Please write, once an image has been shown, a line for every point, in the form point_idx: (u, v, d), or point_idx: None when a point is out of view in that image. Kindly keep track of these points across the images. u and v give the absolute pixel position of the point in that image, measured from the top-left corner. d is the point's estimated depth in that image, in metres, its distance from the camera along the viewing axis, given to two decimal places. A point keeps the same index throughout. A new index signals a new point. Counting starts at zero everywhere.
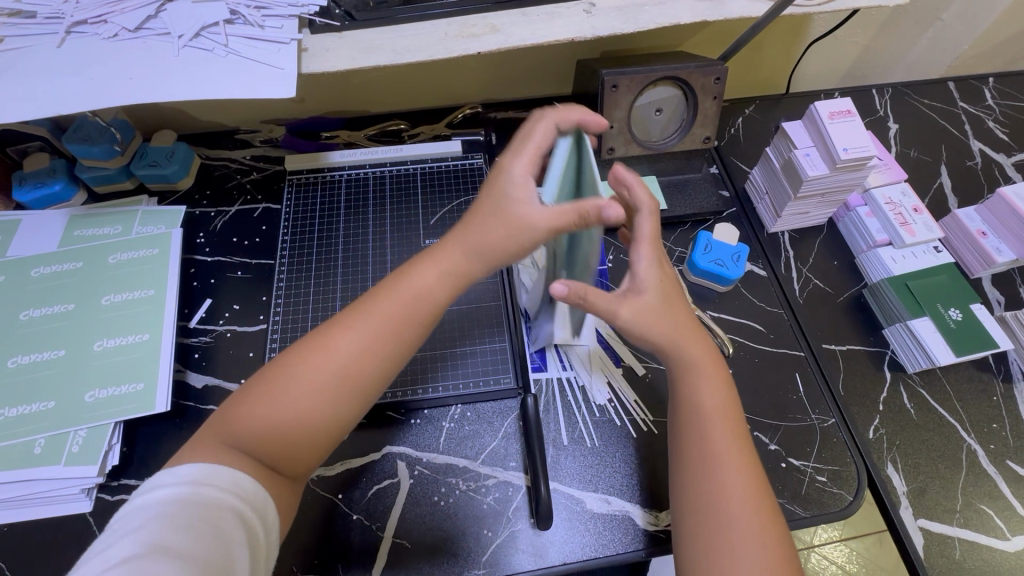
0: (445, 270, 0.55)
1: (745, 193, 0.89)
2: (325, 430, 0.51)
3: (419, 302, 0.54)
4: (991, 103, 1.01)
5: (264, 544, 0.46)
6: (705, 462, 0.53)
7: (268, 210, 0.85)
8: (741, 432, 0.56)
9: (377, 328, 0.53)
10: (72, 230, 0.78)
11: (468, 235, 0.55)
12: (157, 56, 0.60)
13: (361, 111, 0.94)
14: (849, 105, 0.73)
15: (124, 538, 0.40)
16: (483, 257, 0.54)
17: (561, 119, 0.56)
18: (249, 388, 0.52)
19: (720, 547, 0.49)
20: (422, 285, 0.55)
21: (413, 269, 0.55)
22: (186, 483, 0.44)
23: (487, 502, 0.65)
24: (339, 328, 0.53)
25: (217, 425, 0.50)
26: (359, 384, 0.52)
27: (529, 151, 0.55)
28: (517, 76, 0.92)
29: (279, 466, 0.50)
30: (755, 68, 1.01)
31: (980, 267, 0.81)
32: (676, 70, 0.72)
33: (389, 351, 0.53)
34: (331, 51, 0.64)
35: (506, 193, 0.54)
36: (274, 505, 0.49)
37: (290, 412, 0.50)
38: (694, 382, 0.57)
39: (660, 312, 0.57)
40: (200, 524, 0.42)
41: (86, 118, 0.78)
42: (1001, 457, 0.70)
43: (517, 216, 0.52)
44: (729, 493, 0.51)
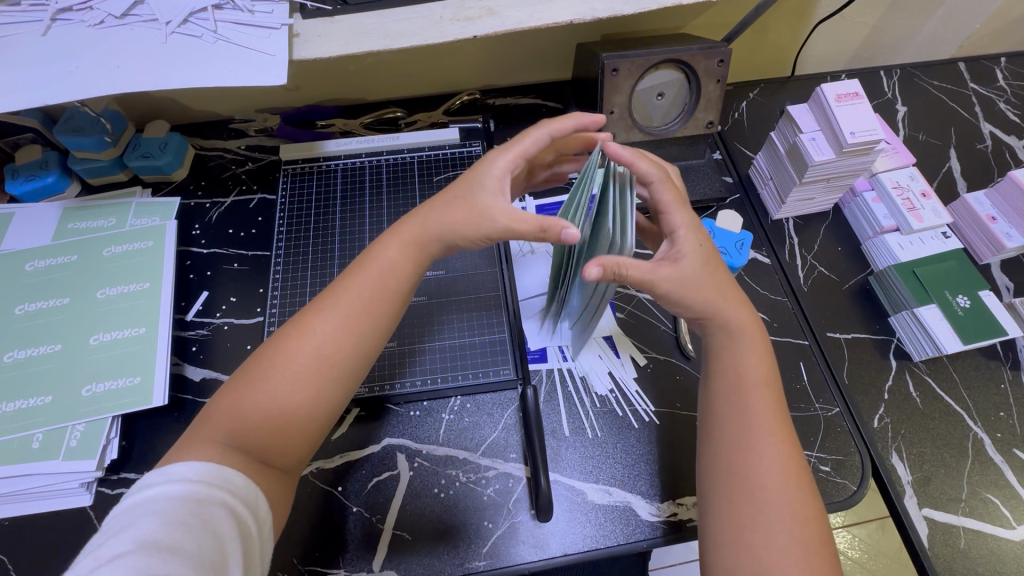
0: (410, 245, 0.57)
1: (748, 179, 0.87)
2: (311, 415, 0.52)
3: (388, 277, 0.56)
4: (1003, 84, 0.98)
5: (257, 541, 0.45)
6: (746, 440, 0.52)
7: (264, 201, 0.84)
8: (782, 410, 0.54)
9: (351, 309, 0.54)
10: (65, 223, 0.77)
11: (430, 214, 0.57)
12: (144, 43, 0.58)
13: (356, 99, 0.92)
14: (856, 88, 0.71)
15: (115, 537, 0.40)
16: (450, 237, 0.56)
17: (554, 128, 0.56)
18: (230, 384, 0.52)
19: (754, 532, 0.48)
20: (391, 261, 0.57)
21: (375, 251, 0.57)
22: (177, 481, 0.44)
23: (487, 494, 0.65)
24: (313, 313, 0.54)
25: (202, 424, 0.50)
26: (339, 366, 0.53)
27: (515, 151, 0.56)
28: (514, 60, 0.90)
29: (269, 459, 0.50)
30: (760, 51, 0.98)
31: (989, 252, 0.79)
32: (678, 53, 0.70)
33: (367, 332, 0.54)
34: (323, 37, 0.63)
35: (480, 184, 0.55)
36: (266, 499, 0.49)
37: (275, 401, 0.50)
38: (738, 354, 0.56)
39: (703, 281, 0.55)
40: (191, 520, 0.41)
41: (77, 108, 0.77)
42: (1008, 445, 0.69)
43: (482, 205, 0.54)
44: (768, 475, 0.50)
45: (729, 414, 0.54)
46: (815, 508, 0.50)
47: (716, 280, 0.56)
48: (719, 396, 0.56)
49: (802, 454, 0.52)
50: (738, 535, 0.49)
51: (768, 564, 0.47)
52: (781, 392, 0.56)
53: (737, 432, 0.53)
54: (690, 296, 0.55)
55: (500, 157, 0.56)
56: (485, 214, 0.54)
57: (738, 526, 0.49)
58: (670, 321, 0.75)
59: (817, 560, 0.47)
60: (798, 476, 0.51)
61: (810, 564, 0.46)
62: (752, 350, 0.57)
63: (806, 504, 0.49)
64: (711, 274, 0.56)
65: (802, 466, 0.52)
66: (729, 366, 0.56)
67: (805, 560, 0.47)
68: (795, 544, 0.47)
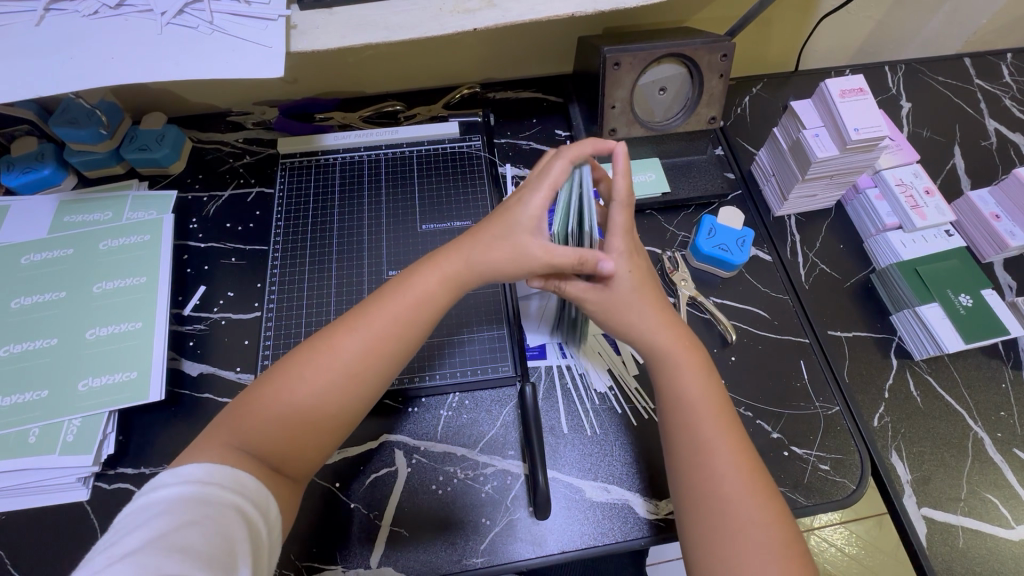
0: (453, 282, 0.56)
1: (750, 174, 0.87)
2: (331, 425, 0.52)
3: (422, 308, 0.55)
4: (1008, 80, 0.97)
5: (265, 544, 0.45)
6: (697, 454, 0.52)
7: (261, 195, 0.83)
8: (731, 420, 0.54)
9: (380, 327, 0.54)
10: (61, 216, 0.77)
11: (470, 251, 0.56)
12: (140, 35, 0.57)
13: (355, 92, 0.92)
14: (861, 84, 0.70)
15: (127, 536, 0.39)
16: (487, 273, 0.56)
17: (573, 157, 0.53)
18: (253, 391, 0.52)
19: (725, 544, 0.48)
20: (427, 291, 0.56)
21: (412, 278, 0.56)
22: (189, 482, 0.43)
23: (485, 491, 0.64)
24: (342, 329, 0.54)
25: (219, 427, 0.50)
26: (365, 381, 0.53)
27: (547, 184, 0.53)
28: (515, 53, 0.89)
29: (284, 466, 0.50)
30: (764, 45, 0.97)
31: (992, 251, 0.78)
32: (682, 47, 0.70)
33: (393, 350, 0.54)
34: (322, 29, 0.61)
35: (512, 223, 0.55)
36: (275, 503, 0.48)
37: (297, 410, 0.51)
38: (669, 368, 0.57)
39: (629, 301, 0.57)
40: (202, 520, 0.41)
41: (73, 100, 0.76)
42: (1008, 445, 0.69)
43: (519, 244, 0.54)
44: (725, 484, 0.50)
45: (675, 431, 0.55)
46: (781, 512, 0.50)
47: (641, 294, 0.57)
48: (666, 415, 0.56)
49: (756, 457, 0.52)
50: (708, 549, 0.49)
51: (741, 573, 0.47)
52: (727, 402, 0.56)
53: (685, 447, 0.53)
54: (621, 317, 0.58)
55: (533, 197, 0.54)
56: (526, 253, 0.53)
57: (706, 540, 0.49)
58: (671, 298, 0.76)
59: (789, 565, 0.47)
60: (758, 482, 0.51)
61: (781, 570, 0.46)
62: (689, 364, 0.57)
63: (770, 508, 0.49)
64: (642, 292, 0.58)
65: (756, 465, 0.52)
66: (663, 380, 0.57)
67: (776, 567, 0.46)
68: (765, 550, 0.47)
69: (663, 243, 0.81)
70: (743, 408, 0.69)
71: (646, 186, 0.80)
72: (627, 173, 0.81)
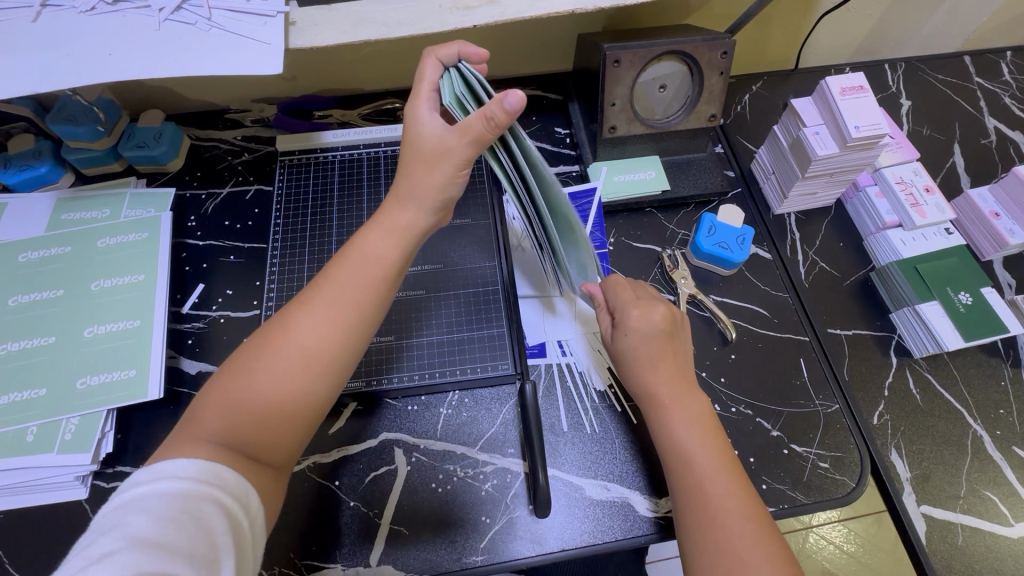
0: (390, 226, 0.55)
1: (750, 172, 0.86)
2: (299, 407, 0.51)
3: (374, 267, 0.55)
4: (1008, 78, 0.97)
5: (249, 536, 0.45)
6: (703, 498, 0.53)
7: (260, 192, 0.83)
8: (734, 462, 0.55)
9: (335, 302, 0.53)
10: (58, 214, 0.76)
11: (397, 188, 0.55)
12: (137, 32, 0.57)
13: (354, 90, 0.91)
14: (861, 81, 0.70)
15: (106, 535, 0.39)
16: (421, 201, 0.55)
17: (441, 55, 0.54)
18: (217, 382, 0.51)
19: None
20: (374, 247, 0.55)
21: (359, 238, 0.56)
22: (167, 478, 0.43)
23: (485, 489, 0.64)
24: (297, 309, 0.53)
25: (191, 422, 0.49)
26: (326, 359, 0.52)
27: (424, 91, 0.54)
28: (515, 51, 0.88)
29: (261, 455, 0.49)
30: (764, 43, 0.97)
31: (992, 249, 0.78)
32: (682, 45, 0.69)
33: (352, 322, 0.53)
34: (320, 26, 0.61)
35: (417, 141, 0.54)
36: (257, 495, 0.47)
37: (260, 395, 0.50)
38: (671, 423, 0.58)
39: (645, 353, 0.61)
40: (182, 518, 0.41)
41: (70, 97, 0.75)
42: (1007, 443, 0.69)
43: (434, 150, 0.52)
44: (733, 524, 0.50)
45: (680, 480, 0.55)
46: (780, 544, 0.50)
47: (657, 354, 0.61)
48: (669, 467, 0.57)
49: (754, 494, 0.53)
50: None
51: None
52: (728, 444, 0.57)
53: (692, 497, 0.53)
54: (636, 367, 0.62)
55: (421, 105, 0.53)
56: (451, 151, 0.51)
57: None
58: (670, 295, 0.76)
59: None
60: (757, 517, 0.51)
61: None
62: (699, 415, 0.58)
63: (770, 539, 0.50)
64: (660, 350, 0.61)
65: (757, 507, 0.52)
66: (666, 436, 0.58)
67: None
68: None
69: (662, 241, 0.80)
70: (743, 406, 0.69)
71: (646, 184, 0.81)
72: (627, 170, 0.82)
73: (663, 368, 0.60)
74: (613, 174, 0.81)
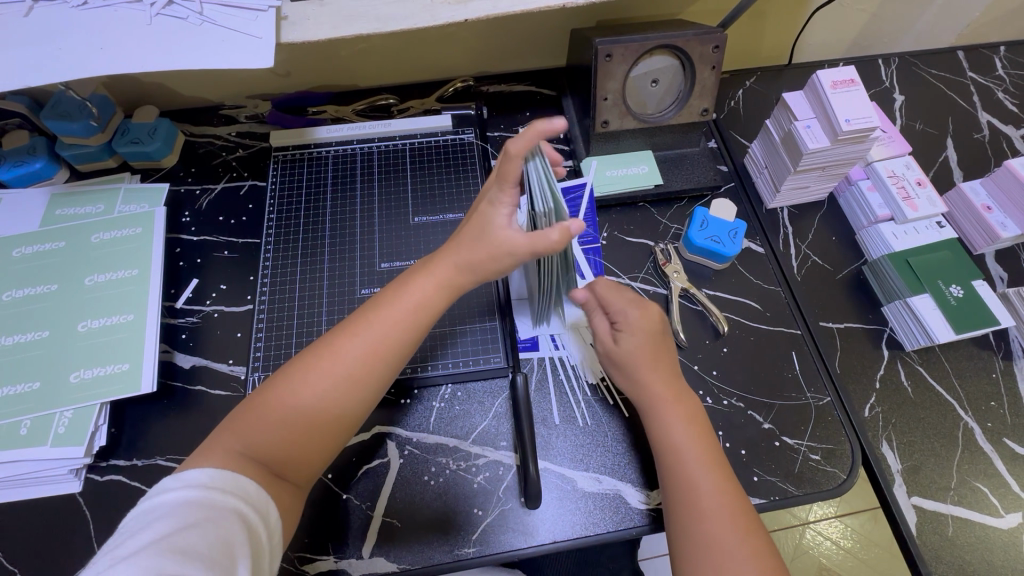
0: (443, 282, 0.56)
1: (744, 167, 0.86)
2: (333, 428, 0.52)
3: (419, 315, 0.56)
4: (1001, 72, 0.98)
5: (266, 550, 0.45)
6: (695, 502, 0.53)
7: (254, 188, 0.83)
8: (725, 467, 0.55)
9: (380, 332, 0.54)
10: (53, 209, 0.77)
11: (456, 253, 0.56)
12: (129, 26, 0.57)
13: (348, 86, 0.91)
14: (852, 75, 0.70)
15: (131, 538, 0.40)
16: (479, 273, 0.56)
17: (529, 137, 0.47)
18: (256, 396, 0.52)
19: None
20: (423, 298, 0.56)
21: (410, 282, 0.57)
22: (192, 486, 0.44)
23: (477, 482, 0.65)
24: (344, 335, 0.54)
25: (222, 433, 0.50)
26: (367, 386, 0.53)
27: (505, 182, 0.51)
28: (508, 46, 0.88)
29: (286, 471, 0.51)
30: (758, 38, 0.97)
31: (984, 243, 0.79)
32: (673, 39, 0.70)
33: (394, 353, 0.54)
34: (312, 21, 0.61)
35: (489, 223, 0.54)
36: (276, 507, 0.48)
37: (301, 414, 0.51)
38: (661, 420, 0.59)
39: (639, 354, 0.62)
40: (204, 523, 0.41)
41: (64, 93, 0.76)
42: (998, 435, 0.69)
43: (499, 238, 0.53)
44: (719, 527, 0.51)
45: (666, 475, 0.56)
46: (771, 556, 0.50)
47: (647, 359, 0.61)
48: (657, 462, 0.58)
49: (746, 498, 0.54)
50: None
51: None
52: (718, 446, 0.57)
53: (681, 495, 0.54)
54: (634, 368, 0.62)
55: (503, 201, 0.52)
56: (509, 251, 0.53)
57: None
58: (662, 289, 0.76)
59: None
60: (751, 528, 0.51)
61: None
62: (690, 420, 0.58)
63: (756, 541, 0.50)
64: (656, 355, 0.62)
65: (749, 516, 0.52)
66: (661, 435, 0.58)
67: None
68: None
69: (655, 235, 0.81)
70: (734, 399, 0.69)
71: (639, 178, 0.81)
72: (620, 165, 0.82)
73: (656, 371, 0.61)
74: (606, 168, 0.81)
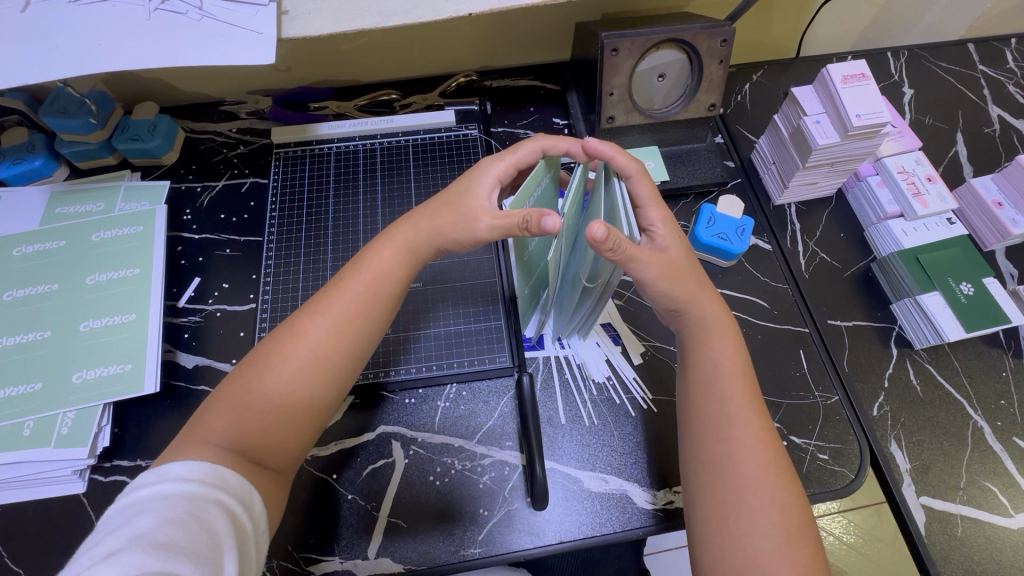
0: (402, 244, 0.57)
1: (750, 163, 0.85)
2: (306, 413, 0.52)
3: (382, 283, 0.56)
4: (1012, 65, 0.96)
5: (252, 541, 0.45)
6: (726, 430, 0.53)
7: (256, 185, 0.83)
8: (759, 404, 0.55)
9: (343, 311, 0.54)
10: (53, 207, 0.76)
11: (420, 219, 0.57)
12: (127, 22, 0.56)
13: (350, 81, 0.90)
14: (863, 69, 0.69)
15: (109, 536, 0.39)
16: (440, 240, 0.56)
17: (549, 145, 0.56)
18: (227, 384, 0.52)
19: (737, 520, 0.49)
20: (383, 265, 0.56)
21: (372, 248, 0.58)
22: (173, 480, 0.43)
23: (483, 482, 0.64)
24: (306, 315, 0.54)
25: (196, 427, 0.49)
26: (335, 366, 0.53)
27: (509, 160, 0.55)
28: (512, 40, 0.87)
29: (264, 459, 0.50)
30: (766, 31, 0.95)
31: (994, 239, 0.77)
32: (681, 33, 0.68)
33: (358, 331, 0.54)
34: (312, 15, 0.60)
35: (462, 191, 0.56)
36: (260, 498, 0.48)
37: (270, 401, 0.51)
38: (714, 352, 0.57)
39: (684, 268, 0.56)
40: (187, 518, 0.40)
41: (63, 90, 0.75)
42: (1007, 433, 0.68)
43: (471, 209, 0.54)
44: (749, 469, 0.51)
45: (706, 404, 0.55)
46: (798, 512, 0.50)
47: (693, 270, 0.58)
48: (695, 387, 0.57)
49: (779, 445, 0.53)
50: (721, 523, 0.50)
51: (752, 550, 0.48)
52: (756, 383, 0.57)
53: (711, 424, 0.54)
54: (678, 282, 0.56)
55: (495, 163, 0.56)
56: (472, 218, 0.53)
57: (720, 520, 0.50)
58: None
59: (797, 546, 0.48)
60: (776, 468, 0.51)
61: (789, 551, 0.47)
62: (734, 349, 0.58)
63: (785, 488, 0.50)
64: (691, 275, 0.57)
65: (780, 459, 0.52)
66: (703, 356, 0.58)
67: (785, 546, 0.48)
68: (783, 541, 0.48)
69: None
70: None
71: None
72: None
73: (705, 300, 0.58)
74: None
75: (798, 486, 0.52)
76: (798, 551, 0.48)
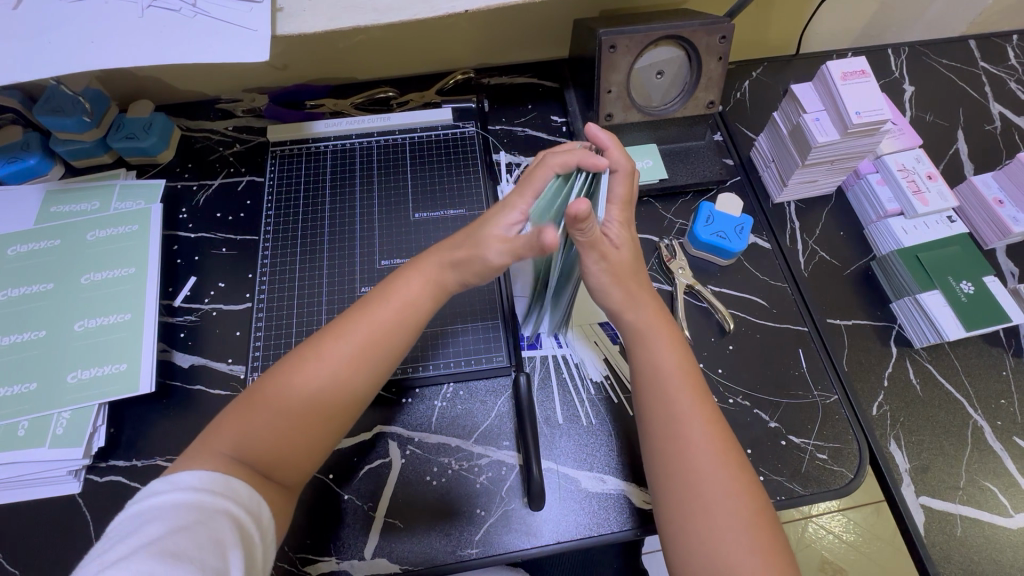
0: (429, 276, 0.57)
1: (749, 160, 0.85)
2: (319, 436, 0.52)
3: (406, 312, 0.56)
4: (1014, 62, 0.95)
5: (259, 552, 0.44)
6: (671, 427, 0.53)
7: (252, 183, 0.82)
8: (703, 395, 0.55)
9: (367, 338, 0.54)
10: (48, 206, 0.75)
11: (448, 250, 0.57)
12: (119, 19, 0.55)
13: (346, 79, 0.90)
14: (862, 66, 0.68)
15: (117, 545, 0.38)
16: (466, 271, 0.56)
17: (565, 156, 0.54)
18: (245, 397, 0.52)
19: (696, 514, 0.49)
20: (410, 297, 0.56)
21: (400, 277, 0.57)
22: (182, 489, 0.43)
23: (480, 482, 0.64)
24: (330, 338, 0.54)
25: (208, 437, 0.49)
26: (353, 394, 0.53)
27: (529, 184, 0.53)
28: (509, 37, 0.86)
29: (272, 474, 0.50)
30: (765, 27, 0.95)
31: (995, 238, 0.77)
32: (679, 29, 0.68)
33: (379, 360, 0.54)
34: (307, 12, 0.59)
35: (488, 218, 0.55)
36: (269, 509, 0.47)
37: (287, 420, 0.51)
38: (651, 347, 0.57)
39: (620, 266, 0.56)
40: (194, 526, 0.40)
41: (57, 88, 0.74)
42: (1008, 433, 0.68)
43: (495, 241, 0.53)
44: (700, 463, 0.51)
45: (651, 403, 0.55)
46: (759, 502, 0.49)
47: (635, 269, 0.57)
48: (640, 388, 0.57)
49: (732, 437, 0.53)
50: (682, 518, 0.49)
51: (714, 541, 0.48)
52: (701, 377, 0.56)
53: (656, 422, 0.54)
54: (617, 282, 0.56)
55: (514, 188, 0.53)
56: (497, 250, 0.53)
57: (679, 514, 0.50)
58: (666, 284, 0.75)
59: (758, 532, 0.48)
60: (730, 459, 0.51)
61: (751, 539, 0.47)
62: (674, 344, 0.58)
63: (739, 478, 0.50)
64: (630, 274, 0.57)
65: (733, 449, 0.52)
66: (642, 355, 0.57)
67: (746, 535, 0.48)
68: (744, 529, 0.48)
69: (660, 230, 0.79)
70: (739, 397, 0.68)
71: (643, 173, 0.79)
72: None
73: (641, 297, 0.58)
74: None
75: (751, 474, 0.51)
76: (762, 540, 0.47)
